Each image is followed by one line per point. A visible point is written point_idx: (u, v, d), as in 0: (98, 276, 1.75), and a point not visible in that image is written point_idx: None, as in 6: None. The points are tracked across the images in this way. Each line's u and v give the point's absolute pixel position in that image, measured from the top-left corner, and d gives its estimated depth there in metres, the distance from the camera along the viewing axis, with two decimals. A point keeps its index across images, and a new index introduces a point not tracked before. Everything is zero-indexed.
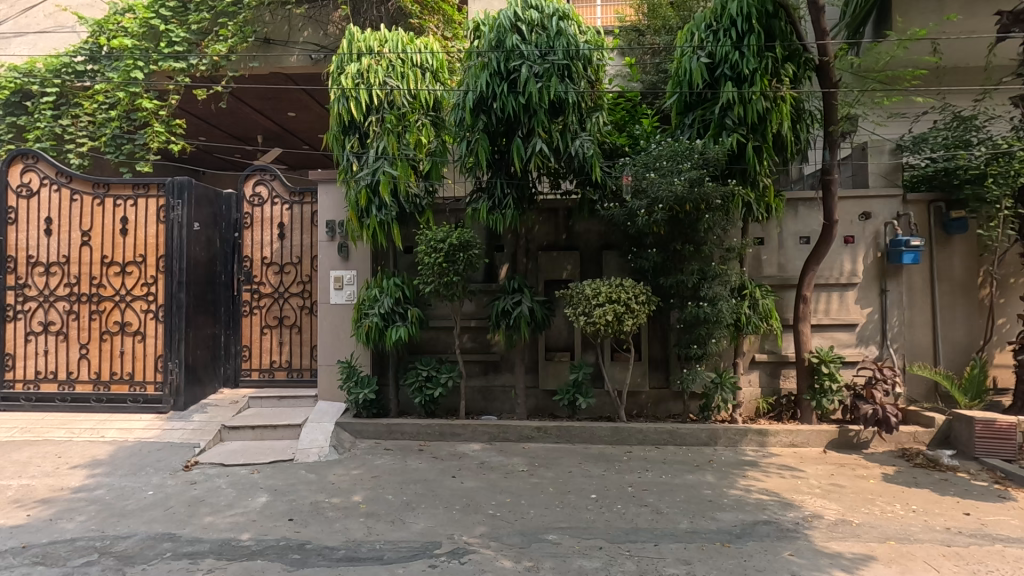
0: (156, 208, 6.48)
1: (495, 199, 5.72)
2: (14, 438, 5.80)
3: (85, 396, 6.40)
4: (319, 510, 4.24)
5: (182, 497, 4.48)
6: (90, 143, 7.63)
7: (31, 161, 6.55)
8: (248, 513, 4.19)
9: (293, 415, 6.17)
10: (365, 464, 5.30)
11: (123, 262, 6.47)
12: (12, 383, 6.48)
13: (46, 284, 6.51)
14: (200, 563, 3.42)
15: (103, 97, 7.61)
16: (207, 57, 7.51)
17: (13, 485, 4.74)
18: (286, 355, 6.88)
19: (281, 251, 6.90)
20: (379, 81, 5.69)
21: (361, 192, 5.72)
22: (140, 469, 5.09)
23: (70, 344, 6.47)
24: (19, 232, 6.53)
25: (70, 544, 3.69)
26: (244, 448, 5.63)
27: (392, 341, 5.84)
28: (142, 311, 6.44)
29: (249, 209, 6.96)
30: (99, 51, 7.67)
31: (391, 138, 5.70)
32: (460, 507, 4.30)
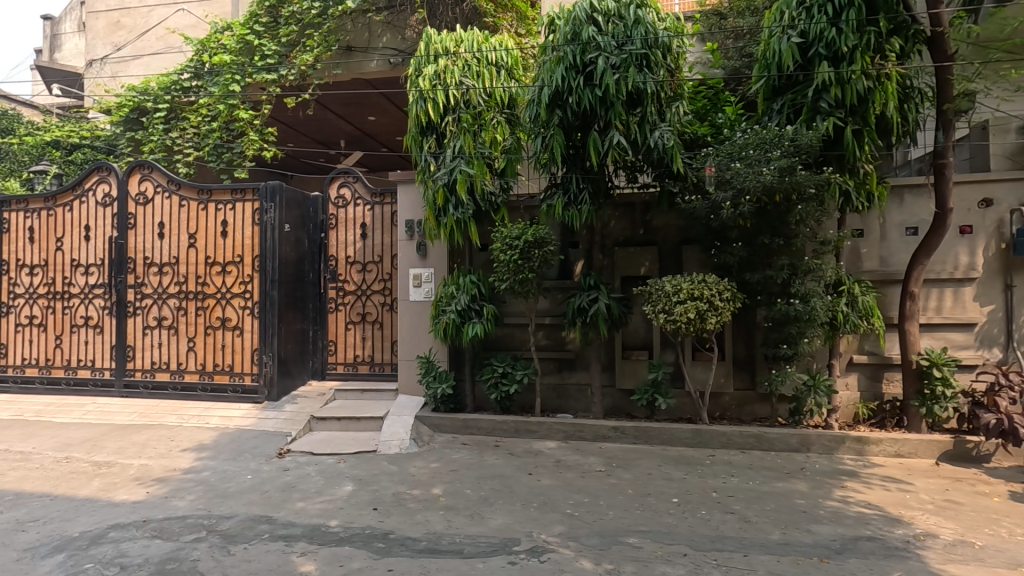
0: (252, 211, 6.94)
1: (570, 195, 5.64)
2: (135, 422, 6.43)
3: (193, 385, 6.99)
4: (401, 501, 4.37)
5: (276, 483, 4.78)
6: (195, 153, 8.30)
7: (146, 171, 7.22)
8: (336, 501, 4.39)
9: (374, 408, 6.40)
10: (443, 457, 5.41)
11: (224, 262, 6.98)
12: (132, 371, 7.17)
13: (159, 283, 7.16)
14: (294, 546, 3.62)
15: (206, 111, 8.27)
16: (295, 67, 7.94)
17: (134, 464, 5.25)
18: (368, 350, 7.16)
19: (364, 250, 7.19)
20: (455, 81, 5.78)
21: (438, 191, 5.84)
22: (240, 455, 5.49)
23: (180, 337, 7.08)
24: (137, 235, 7.22)
25: (182, 521, 4.02)
26: (330, 438, 5.91)
27: (469, 338, 5.92)
28: (240, 307, 6.93)
29: (334, 210, 7.33)
30: (202, 67, 8.34)
31: (468, 137, 5.76)
32: (537, 505, 4.29)
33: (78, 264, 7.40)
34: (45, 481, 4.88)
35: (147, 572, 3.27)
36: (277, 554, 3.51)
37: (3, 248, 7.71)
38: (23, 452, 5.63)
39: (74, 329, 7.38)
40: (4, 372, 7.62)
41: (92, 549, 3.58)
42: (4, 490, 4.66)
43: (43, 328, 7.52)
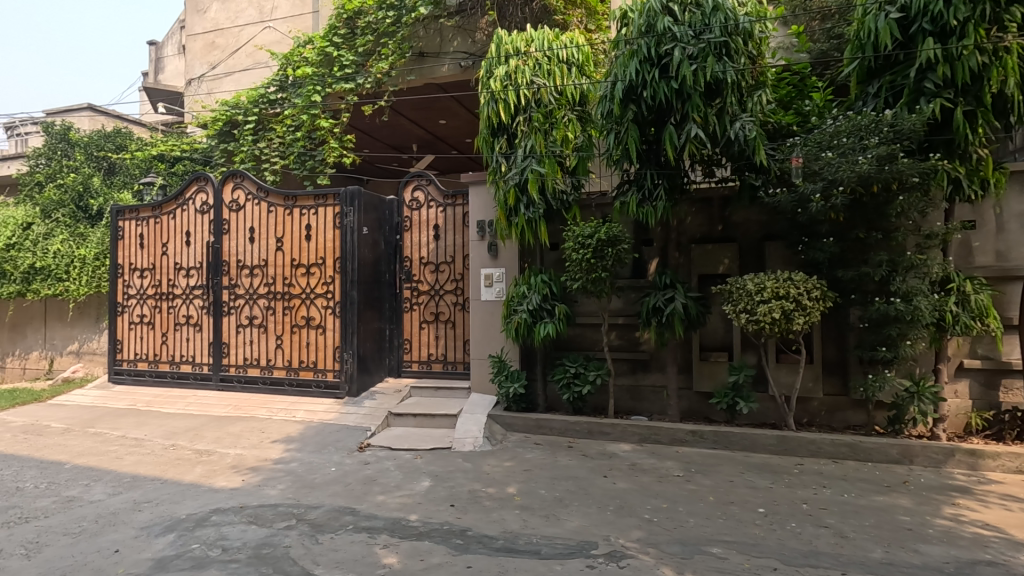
0: (333, 215, 7.27)
1: (644, 191, 5.48)
2: (230, 414, 6.91)
3: (280, 380, 7.42)
4: (477, 499, 4.42)
5: (358, 476, 4.98)
6: (281, 161, 8.80)
7: (239, 180, 7.75)
8: (414, 496, 4.50)
9: (448, 405, 6.52)
10: (516, 456, 5.43)
11: (308, 264, 7.36)
12: (227, 366, 7.72)
13: (250, 284, 7.66)
14: (377, 538, 3.75)
15: (290, 121, 8.76)
16: (372, 75, 8.24)
17: (230, 453, 5.63)
18: (441, 348, 7.31)
19: (437, 251, 7.35)
20: (526, 81, 5.79)
21: (510, 191, 5.85)
22: (324, 447, 5.76)
23: (269, 335, 7.53)
24: (231, 240, 7.76)
25: (275, 508, 4.27)
26: (407, 434, 6.08)
27: (541, 337, 5.89)
28: (323, 307, 7.29)
29: (409, 213, 7.56)
30: (286, 80, 8.84)
31: (539, 136, 5.72)
32: (614, 508, 4.20)
33: (180, 267, 8.05)
34: (155, 466, 5.33)
35: (245, 555, 3.49)
36: (361, 545, 3.64)
37: (118, 253, 8.52)
38: (136, 439, 6.20)
39: (177, 326, 8.04)
40: (120, 366, 8.41)
41: (197, 530, 3.87)
42: (122, 473, 5.14)
43: (151, 326, 8.24)
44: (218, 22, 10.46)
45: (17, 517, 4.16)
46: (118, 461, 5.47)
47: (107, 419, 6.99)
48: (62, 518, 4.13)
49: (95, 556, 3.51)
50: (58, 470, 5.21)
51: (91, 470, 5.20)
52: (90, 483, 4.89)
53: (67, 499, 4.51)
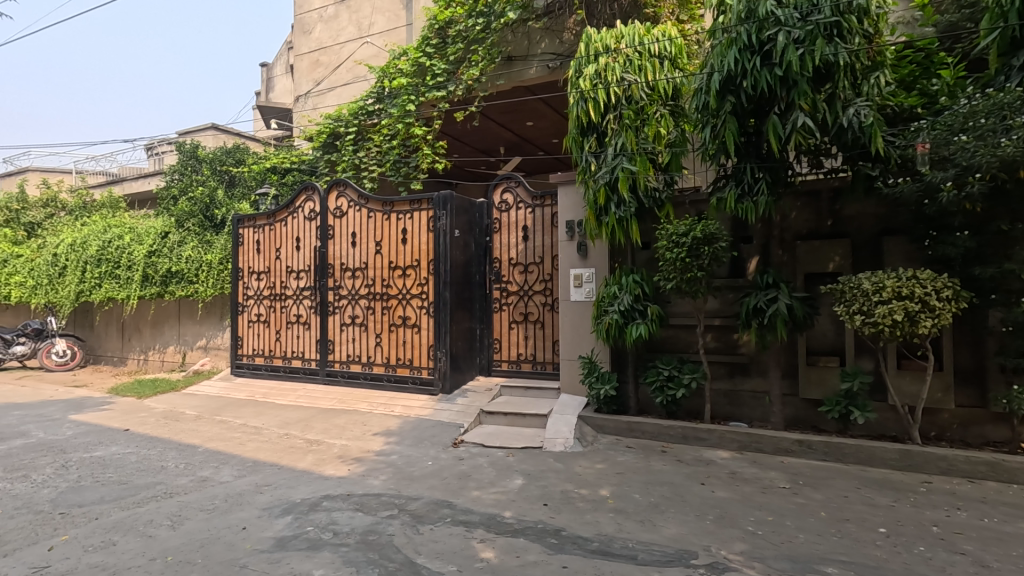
0: (427, 219, 7.57)
1: (744, 186, 5.20)
2: (335, 407, 7.39)
3: (379, 376, 7.84)
4: (570, 499, 4.41)
5: (453, 471, 5.14)
6: (379, 169, 9.29)
7: (342, 188, 8.28)
8: (507, 493, 4.57)
9: (538, 406, 6.55)
10: (608, 459, 5.36)
11: (404, 266, 7.72)
12: (332, 362, 8.27)
13: (352, 285, 8.15)
14: (473, 532, 3.85)
15: (387, 130, 9.21)
16: (462, 82, 8.48)
17: (337, 444, 6.03)
18: (531, 348, 7.37)
19: (526, 252, 7.42)
20: (617, 78, 5.69)
21: (599, 190, 5.76)
22: (421, 442, 6.01)
23: (369, 333, 7.99)
24: (335, 244, 8.30)
25: (378, 498, 4.52)
26: (499, 432, 6.18)
27: (632, 339, 5.76)
28: (418, 307, 7.61)
29: (498, 215, 7.71)
30: (383, 92, 9.32)
31: (630, 133, 5.60)
32: (714, 518, 4.02)
33: (292, 270, 8.74)
34: (272, 453, 5.82)
35: (354, 540, 3.72)
36: (459, 538, 3.75)
37: (238, 258, 9.39)
38: (256, 427, 6.81)
39: (289, 325, 8.73)
40: (241, 360, 9.28)
41: (311, 514, 4.18)
42: (245, 458, 5.67)
43: (266, 324, 9.00)
44: (322, 41, 11.23)
45: (163, 492, 4.72)
46: (242, 446, 6.04)
47: (231, 408, 7.73)
48: (198, 496, 4.62)
49: (226, 532, 3.89)
50: (193, 453, 5.84)
51: (220, 454, 5.78)
52: (219, 465, 5.43)
53: (202, 479, 5.04)
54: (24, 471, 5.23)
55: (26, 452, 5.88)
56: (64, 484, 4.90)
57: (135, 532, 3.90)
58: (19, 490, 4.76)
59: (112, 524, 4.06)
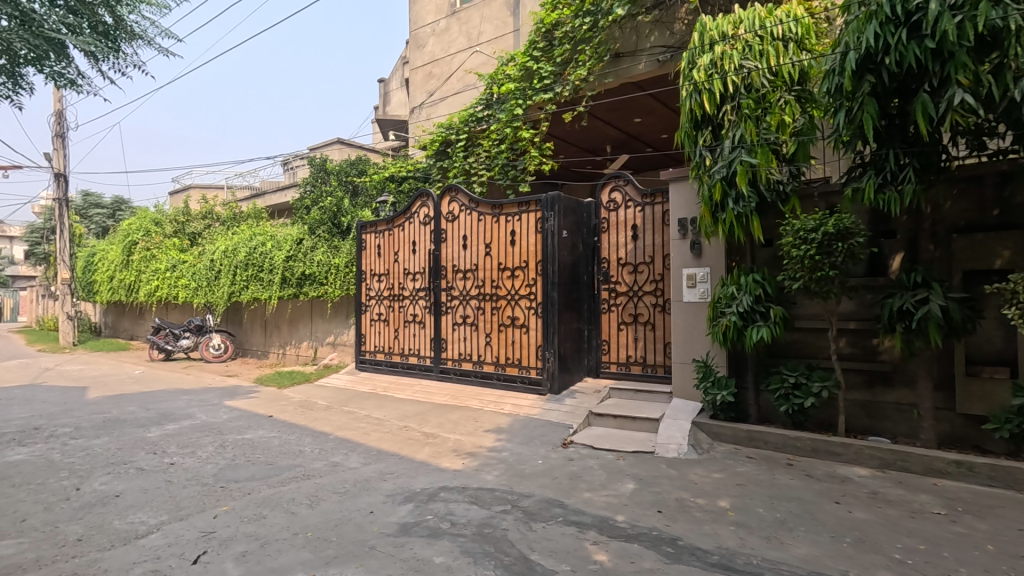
0: (535, 220, 7.66)
1: (886, 174, 4.68)
2: (449, 402, 7.72)
3: (490, 374, 8.07)
4: (686, 508, 4.24)
5: (564, 471, 5.15)
6: (487, 173, 9.58)
7: (454, 194, 8.64)
8: (619, 497, 4.50)
9: (649, 409, 6.37)
10: (726, 469, 5.08)
11: (513, 267, 7.88)
12: (446, 360, 8.66)
13: (464, 286, 8.47)
14: (586, 533, 3.83)
15: (496, 135, 9.48)
16: (570, 83, 8.49)
17: (451, 438, 6.30)
18: (640, 350, 7.19)
19: (635, 251, 7.27)
20: (735, 66, 5.38)
21: (715, 185, 5.44)
22: (531, 440, 6.09)
23: (480, 333, 8.25)
24: (448, 247, 8.68)
25: (492, 492, 4.66)
26: (609, 434, 6.09)
27: (753, 342, 5.39)
28: (526, 307, 7.73)
29: (606, 214, 7.62)
30: (492, 98, 9.61)
31: (749, 123, 5.27)
32: (852, 541, 3.65)
33: (408, 272, 9.27)
34: (393, 443, 6.22)
35: (470, 531, 3.87)
36: (572, 538, 3.75)
37: (361, 261, 10.14)
38: (378, 418, 7.32)
39: (406, 324, 9.27)
40: (364, 356, 10.01)
41: (430, 504, 4.41)
42: (370, 447, 6.11)
43: (386, 323, 9.63)
44: (435, 53, 11.81)
45: (302, 474, 5.23)
46: (367, 436, 6.52)
47: (356, 400, 8.37)
48: (331, 479, 5.06)
49: (356, 514, 4.22)
50: (325, 440, 6.40)
51: (347, 442, 6.28)
52: (348, 452, 5.91)
53: (333, 464, 5.51)
54: (192, 448, 6.06)
55: (193, 431, 6.80)
56: (223, 462, 5.60)
57: (280, 508, 4.36)
58: (188, 464, 5.52)
59: (262, 499, 4.57)
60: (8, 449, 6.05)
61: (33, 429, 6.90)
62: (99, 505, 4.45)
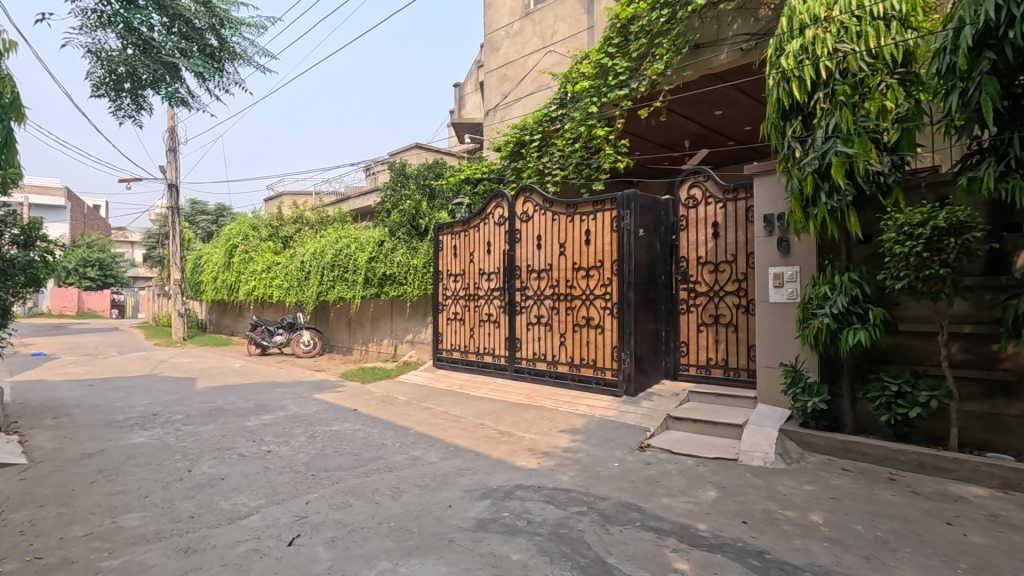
0: (611, 219, 7.54)
1: (1009, 161, 4.20)
2: (523, 401, 7.78)
3: (564, 374, 8.05)
4: (773, 520, 4.01)
5: (641, 475, 5.04)
6: (561, 172, 9.57)
7: (528, 194, 8.68)
8: (700, 504, 4.34)
9: (732, 415, 6.09)
10: (819, 481, 4.76)
11: (588, 267, 7.81)
12: (520, 359, 8.73)
13: (538, 286, 8.50)
14: (666, 540, 3.73)
15: (570, 134, 9.45)
16: (646, 78, 8.30)
17: (527, 437, 6.35)
18: (722, 353, 6.90)
19: (716, 249, 6.98)
20: (828, 50, 5.03)
21: (805, 179, 5.11)
22: (606, 442, 6.01)
23: (554, 333, 8.24)
24: (522, 247, 8.73)
25: (568, 493, 4.64)
26: (688, 439, 5.89)
27: (849, 346, 5.02)
28: (601, 308, 7.63)
29: (685, 211, 7.37)
30: (566, 97, 9.58)
31: (845, 111, 4.91)
32: (967, 568, 3.31)
33: (483, 272, 9.42)
34: (470, 440, 6.35)
35: (546, 530, 3.88)
36: (651, 544, 3.67)
37: (438, 262, 10.42)
38: (455, 415, 7.51)
39: (481, 323, 9.43)
40: (441, 354, 10.29)
41: (506, 501, 4.47)
42: (448, 442, 6.28)
43: (462, 322, 9.85)
44: (509, 56, 11.94)
45: (384, 466, 5.46)
46: (445, 432, 6.71)
47: (434, 396, 8.63)
48: (411, 472, 5.24)
49: (436, 507, 4.35)
50: (406, 434, 6.65)
51: (426, 437, 6.49)
52: (427, 447, 6.11)
53: (413, 457, 5.72)
54: (286, 438, 6.50)
55: (287, 422, 7.30)
56: (313, 451, 5.96)
57: (366, 498, 4.58)
58: (283, 452, 5.92)
59: (348, 488, 4.83)
60: (133, 432, 6.77)
61: (152, 415, 7.67)
62: (208, 486, 4.88)
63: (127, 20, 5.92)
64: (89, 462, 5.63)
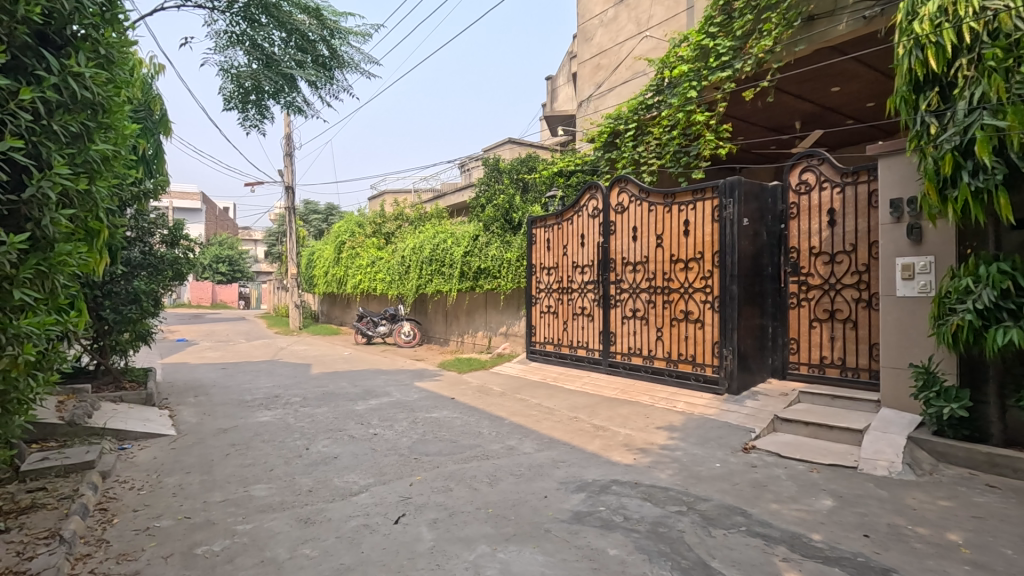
0: (712, 208, 7.19)
1: None
2: (618, 397, 7.66)
3: (661, 370, 7.82)
4: (902, 536, 3.64)
5: (746, 478, 4.77)
6: (658, 161, 9.26)
7: (623, 184, 8.49)
8: (814, 513, 4.03)
9: (851, 418, 5.60)
10: (958, 497, 4.24)
11: (686, 259, 7.51)
12: (615, 353, 8.58)
13: (633, 279, 8.30)
14: (775, 548, 3.50)
15: (667, 121, 9.11)
16: (752, 57, 7.80)
17: (622, 432, 6.24)
18: (838, 351, 6.35)
19: (832, 239, 6.44)
20: (974, 9, 4.42)
21: (943, 157, 4.55)
22: (707, 441, 5.76)
23: (650, 327, 8.02)
24: (617, 239, 8.57)
25: (666, 491, 4.51)
26: (799, 442, 5.49)
27: (996, 346, 4.42)
28: (701, 301, 7.31)
29: (795, 198, 6.85)
30: (663, 83, 9.26)
31: (995, 77, 4.30)
32: None
33: (577, 265, 9.37)
34: (564, 433, 6.36)
35: (644, 528, 3.79)
36: (758, 551, 3.47)
37: (532, 255, 10.50)
38: (549, 407, 7.55)
39: (575, 316, 9.39)
40: (534, 346, 10.39)
41: (602, 495, 4.43)
42: (542, 434, 6.33)
43: (555, 315, 9.86)
44: (603, 44, 11.73)
45: (481, 454, 5.62)
46: (539, 423, 6.77)
47: (528, 388, 8.73)
48: (507, 461, 5.35)
49: (532, 497, 4.41)
50: (501, 424, 6.79)
51: (521, 428, 6.59)
52: (522, 438, 6.20)
53: (509, 447, 5.83)
54: (390, 422, 6.89)
55: (390, 407, 7.73)
56: (415, 436, 6.27)
57: (464, 483, 4.75)
58: (387, 436, 6.28)
59: (448, 473, 5.03)
60: (260, 412, 7.51)
61: (275, 396, 8.47)
62: (323, 463, 5.30)
63: (252, 37, 6.59)
64: (224, 436, 6.33)
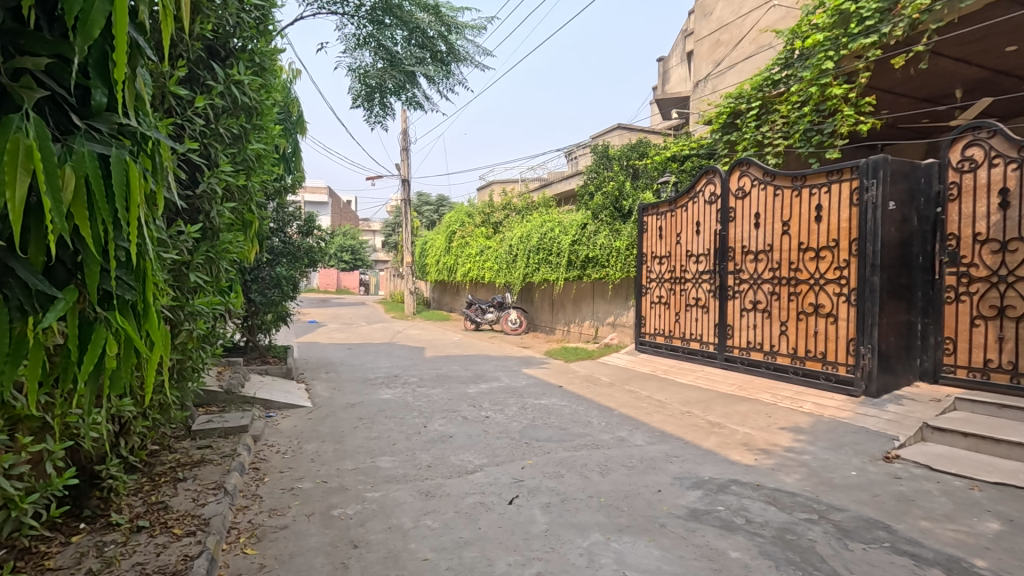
0: (851, 191, 6.50)
1: None
2: (735, 393, 7.26)
3: (785, 367, 7.30)
4: None
5: (889, 489, 4.31)
6: (785, 141, 8.62)
7: (745, 168, 7.95)
8: (975, 536, 3.54)
9: (1023, 432, 4.83)
10: None
11: (818, 247, 6.88)
12: (732, 347, 8.13)
13: (755, 269, 7.76)
14: (926, 570, 3.14)
15: (797, 97, 8.41)
16: (904, 18, 6.90)
17: (740, 431, 5.91)
18: (1007, 354, 5.51)
19: (1003, 224, 5.57)
20: None
21: None
22: (840, 447, 5.27)
23: (773, 321, 7.48)
24: (737, 226, 8.06)
25: (793, 497, 4.20)
26: (955, 455, 4.84)
27: None
28: (835, 294, 6.67)
29: (956, 177, 5.98)
30: (793, 55, 8.53)
31: None
32: None
33: (691, 254, 8.95)
34: (677, 427, 6.14)
35: (769, 533, 3.57)
36: (905, 571, 3.12)
37: (642, 243, 10.17)
38: (660, 400, 7.33)
39: (688, 307, 9.01)
40: (643, 337, 10.13)
41: (721, 494, 4.23)
42: (654, 427, 6.17)
43: (666, 305, 9.52)
44: (724, 18, 11.03)
45: (591, 443, 5.60)
46: (650, 416, 6.61)
47: (637, 379, 8.56)
48: (618, 452, 5.29)
49: (645, 490, 4.32)
50: (610, 415, 6.72)
51: (631, 420, 6.47)
52: (632, 429, 6.08)
53: (619, 438, 5.75)
54: (501, 406, 7.09)
55: (500, 392, 7.96)
56: (525, 421, 6.40)
57: (575, 471, 4.76)
58: (498, 419, 6.48)
59: (559, 459, 5.07)
60: (382, 389, 8.10)
61: (394, 376, 9.09)
62: (440, 441, 5.59)
63: (378, 39, 6.99)
64: (352, 410, 6.89)
